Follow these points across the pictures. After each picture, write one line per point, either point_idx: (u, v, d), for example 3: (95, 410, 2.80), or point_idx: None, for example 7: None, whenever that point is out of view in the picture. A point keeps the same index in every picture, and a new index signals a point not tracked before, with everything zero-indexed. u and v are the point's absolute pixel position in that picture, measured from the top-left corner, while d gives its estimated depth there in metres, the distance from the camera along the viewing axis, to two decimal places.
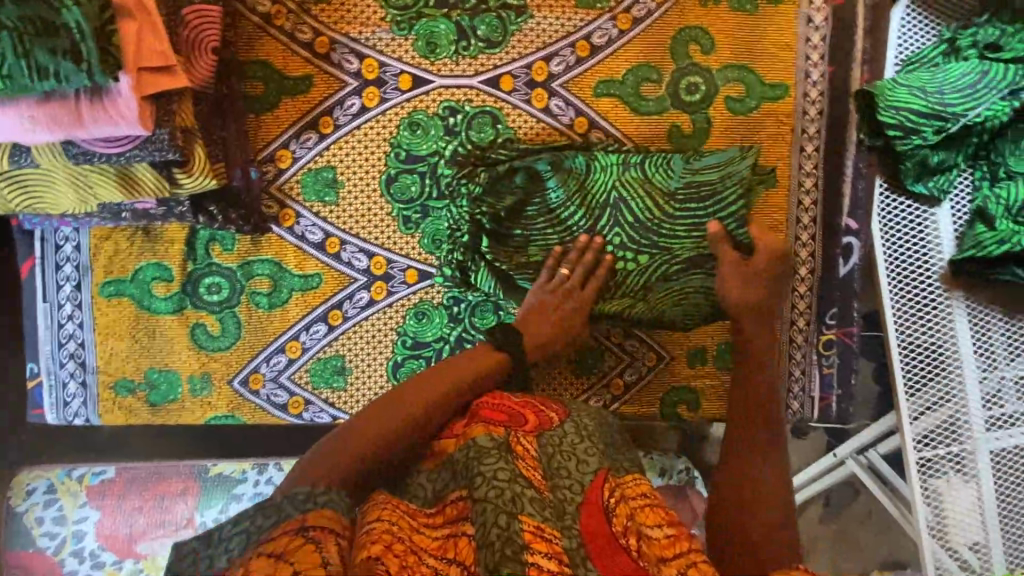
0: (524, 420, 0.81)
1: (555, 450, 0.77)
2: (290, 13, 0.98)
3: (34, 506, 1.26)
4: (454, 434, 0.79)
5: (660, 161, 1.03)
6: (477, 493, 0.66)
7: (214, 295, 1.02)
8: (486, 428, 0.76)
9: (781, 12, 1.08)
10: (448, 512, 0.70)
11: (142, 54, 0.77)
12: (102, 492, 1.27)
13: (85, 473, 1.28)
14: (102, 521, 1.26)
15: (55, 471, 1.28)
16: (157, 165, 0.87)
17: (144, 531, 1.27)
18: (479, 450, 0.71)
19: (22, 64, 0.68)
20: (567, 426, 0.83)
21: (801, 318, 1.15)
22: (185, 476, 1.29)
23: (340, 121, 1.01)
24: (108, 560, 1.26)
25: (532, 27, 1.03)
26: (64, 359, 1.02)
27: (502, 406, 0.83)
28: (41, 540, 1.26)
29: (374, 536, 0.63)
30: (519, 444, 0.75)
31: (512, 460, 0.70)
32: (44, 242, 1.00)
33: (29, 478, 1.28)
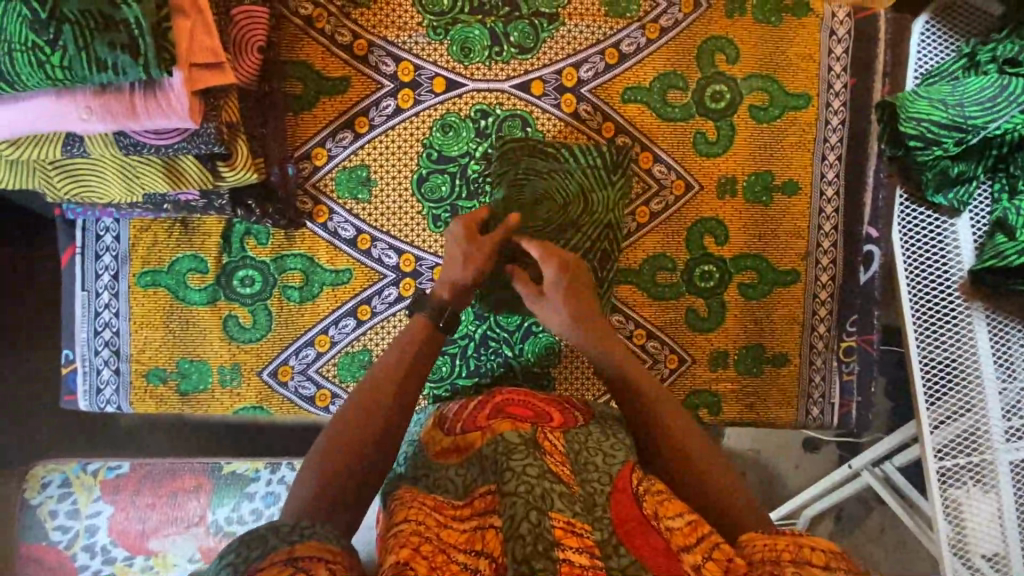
0: (550, 417, 0.82)
1: (581, 447, 0.77)
2: (331, 16, 1.02)
3: (48, 499, 1.26)
4: (478, 428, 0.80)
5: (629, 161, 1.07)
6: (507, 488, 0.67)
7: (247, 287, 1.04)
8: (513, 424, 0.77)
9: (805, 25, 1.11)
10: (476, 505, 0.72)
11: (194, 51, 0.80)
12: (117, 487, 1.28)
13: (100, 467, 1.29)
14: (115, 516, 1.26)
15: (71, 464, 1.29)
16: (201, 158, 0.89)
17: (156, 527, 1.26)
18: (507, 446, 0.72)
19: (83, 57, 0.71)
20: (592, 425, 0.84)
21: (822, 323, 1.16)
22: (199, 473, 1.30)
23: (375, 121, 1.04)
24: (120, 556, 1.25)
25: (563, 34, 1.06)
26: (98, 347, 1.04)
27: (529, 404, 0.85)
28: (54, 533, 1.25)
29: (402, 539, 0.65)
30: (547, 440, 0.75)
31: (541, 456, 0.72)
32: (85, 231, 1.03)
33: (44, 471, 1.28)
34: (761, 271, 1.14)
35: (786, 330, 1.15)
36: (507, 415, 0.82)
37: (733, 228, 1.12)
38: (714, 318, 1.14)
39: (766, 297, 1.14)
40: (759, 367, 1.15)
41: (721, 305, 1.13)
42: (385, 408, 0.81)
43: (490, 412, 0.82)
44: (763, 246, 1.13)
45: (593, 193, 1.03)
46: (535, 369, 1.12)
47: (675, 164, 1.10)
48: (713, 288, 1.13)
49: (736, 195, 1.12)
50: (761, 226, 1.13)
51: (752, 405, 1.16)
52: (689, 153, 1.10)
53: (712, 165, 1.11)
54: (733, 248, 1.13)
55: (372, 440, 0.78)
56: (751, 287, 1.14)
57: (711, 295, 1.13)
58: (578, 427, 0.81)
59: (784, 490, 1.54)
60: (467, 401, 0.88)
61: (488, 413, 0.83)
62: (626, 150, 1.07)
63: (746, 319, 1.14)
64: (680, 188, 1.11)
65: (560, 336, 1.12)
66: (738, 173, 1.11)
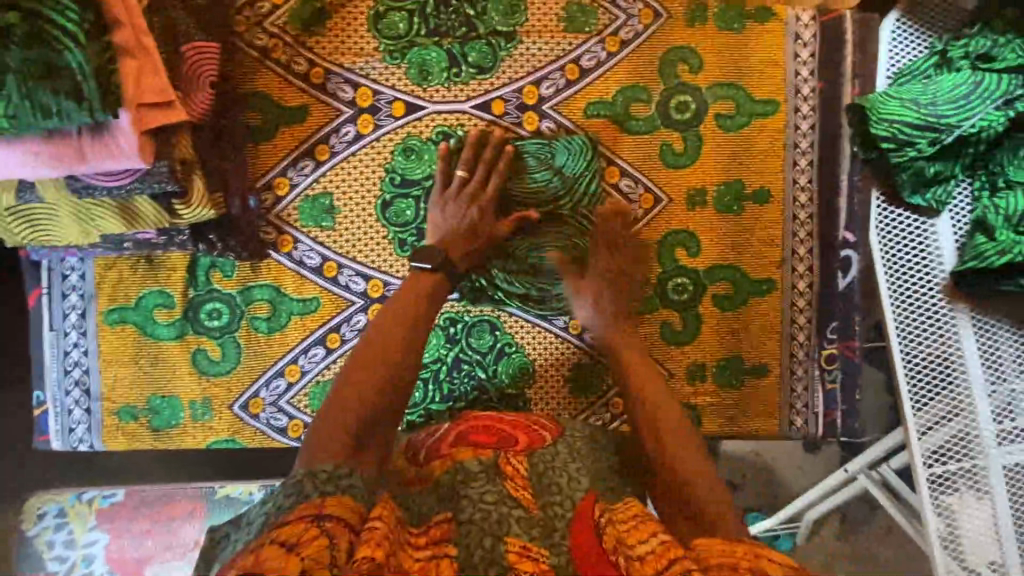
0: (514, 441, 0.81)
1: (547, 468, 0.77)
2: (287, 46, 1.01)
3: (45, 530, 1.26)
4: (441, 456, 0.79)
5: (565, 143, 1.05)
6: (463, 516, 0.68)
7: (214, 320, 1.03)
8: (475, 452, 0.77)
9: (769, 30, 1.08)
10: (432, 534, 0.67)
11: (142, 92, 0.81)
12: (112, 515, 1.27)
13: (94, 496, 1.28)
14: (109, 545, 1.26)
15: (66, 495, 1.28)
16: (156, 199, 0.89)
17: (151, 553, 1.27)
18: (467, 475, 0.73)
19: (28, 105, 0.72)
20: (559, 446, 0.82)
21: (801, 332, 1.14)
22: (193, 498, 1.29)
23: (336, 148, 1.04)
24: None
25: (522, 52, 1.05)
26: (69, 386, 1.03)
27: (494, 429, 0.85)
28: (50, 563, 1.25)
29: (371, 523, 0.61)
30: (508, 465, 0.75)
31: (500, 482, 0.72)
32: (51, 271, 1.02)
33: (39, 502, 1.28)
34: (736, 281, 1.12)
35: (765, 340, 1.13)
36: (471, 441, 0.82)
37: (706, 237, 1.10)
38: (689, 330, 1.12)
39: (742, 307, 1.12)
40: (739, 379, 1.13)
41: (697, 316, 1.11)
42: (395, 346, 0.82)
43: (452, 440, 0.83)
44: (737, 255, 1.11)
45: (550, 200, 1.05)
46: (510, 390, 1.10)
47: (642, 177, 1.08)
48: (688, 300, 1.11)
49: (707, 205, 1.10)
50: (735, 235, 1.11)
51: (734, 417, 1.14)
52: (655, 165, 1.08)
53: (681, 176, 1.09)
54: (706, 259, 1.11)
55: (387, 380, 0.79)
56: (727, 297, 1.12)
57: (686, 308, 1.11)
58: (543, 447, 0.80)
59: (783, 499, 1.51)
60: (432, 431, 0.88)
61: (451, 440, 0.83)
62: (587, 177, 1.06)
63: (723, 329, 1.12)
64: (648, 201, 1.09)
65: (534, 355, 1.11)
66: (708, 182, 1.09)
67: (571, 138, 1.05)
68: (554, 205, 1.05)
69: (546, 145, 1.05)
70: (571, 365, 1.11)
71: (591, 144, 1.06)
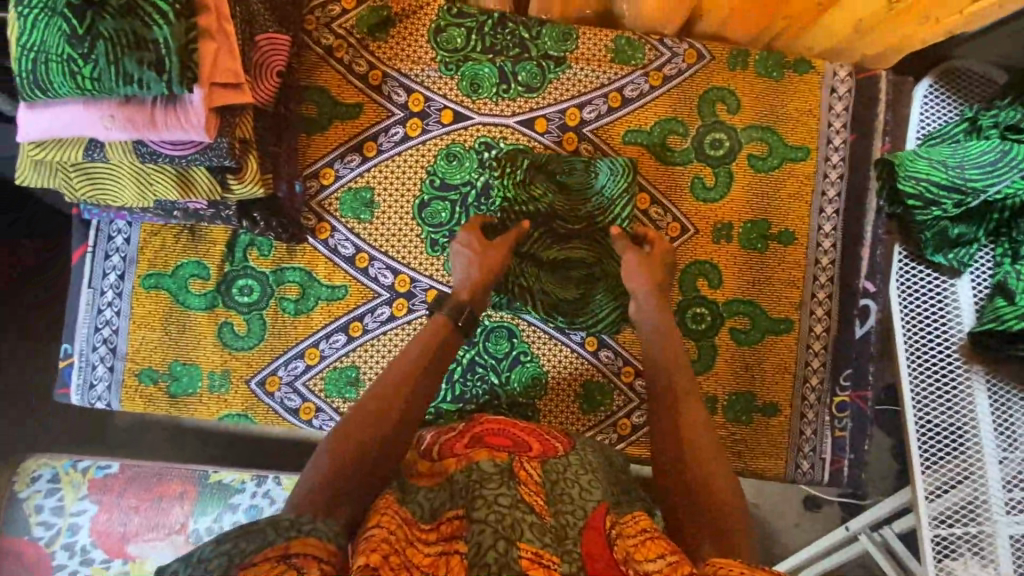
0: (529, 448, 0.84)
1: (558, 478, 0.78)
2: (350, 47, 1.08)
3: (36, 493, 1.27)
4: (454, 455, 0.81)
5: (607, 165, 1.07)
6: (476, 515, 0.66)
7: (245, 296, 1.06)
8: (490, 453, 0.78)
9: (807, 81, 1.13)
10: (442, 530, 0.70)
11: (216, 72, 0.86)
12: (104, 487, 1.28)
13: (90, 465, 1.30)
14: (98, 516, 1.26)
15: (62, 460, 1.30)
16: (213, 171, 0.93)
17: (137, 531, 1.26)
18: (481, 475, 0.72)
19: (111, 70, 0.79)
20: (571, 457, 0.84)
21: (814, 376, 1.14)
22: (185, 479, 1.30)
23: (383, 147, 1.09)
24: (98, 557, 1.25)
25: (569, 76, 1.10)
26: (97, 343, 1.05)
27: (509, 433, 0.87)
28: (36, 528, 1.26)
29: (372, 543, 0.64)
30: (522, 470, 0.76)
31: (515, 486, 0.71)
32: (99, 231, 1.06)
33: (36, 465, 1.29)
34: (754, 317, 1.13)
35: (777, 379, 1.14)
36: (485, 444, 0.84)
37: (729, 271, 1.13)
38: (704, 360, 1.13)
39: (759, 343, 1.13)
40: (749, 416, 1.14)
41: (713, 347, 1.13)
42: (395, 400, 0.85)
43: (467, 441, 0.84)
44: (757, 292, 1.13)
45: (580, 218, 1.07)
46: (520, 399, 1.11)
47: (672, 207, 1.12)
48: (705, 330, 1.13)
49: (732, 239, 1.13)
50: (757, 272, 1.13)
51: (741, 453, 1.14)
52: (685, 196, 1.12)
53: (710, 209, 1.12)
54: (727, 292, 1.13)
55: (385, 432, 0.82)
56: (744, 332, 1.13)
57: (703, 338, 1.13)
58: (556, 457, 0.81)
59: (779, 551, 1.48)
60: (444, 429, 0.90)
61: (466, 442, 0.84)
62: (620, 202, 1.07)
63: (737, 363, 1.13)
64: (675, 230, 1.12)
65: (548, 367, 1.12)
66: (735, 218, 1.13)
67: (613, 158, 1.07)
68: (589, 223, 1.07)
69: (586, 163, 1.07)
70: (583, 382, 1.12)
71: (630, 168, 1.06)
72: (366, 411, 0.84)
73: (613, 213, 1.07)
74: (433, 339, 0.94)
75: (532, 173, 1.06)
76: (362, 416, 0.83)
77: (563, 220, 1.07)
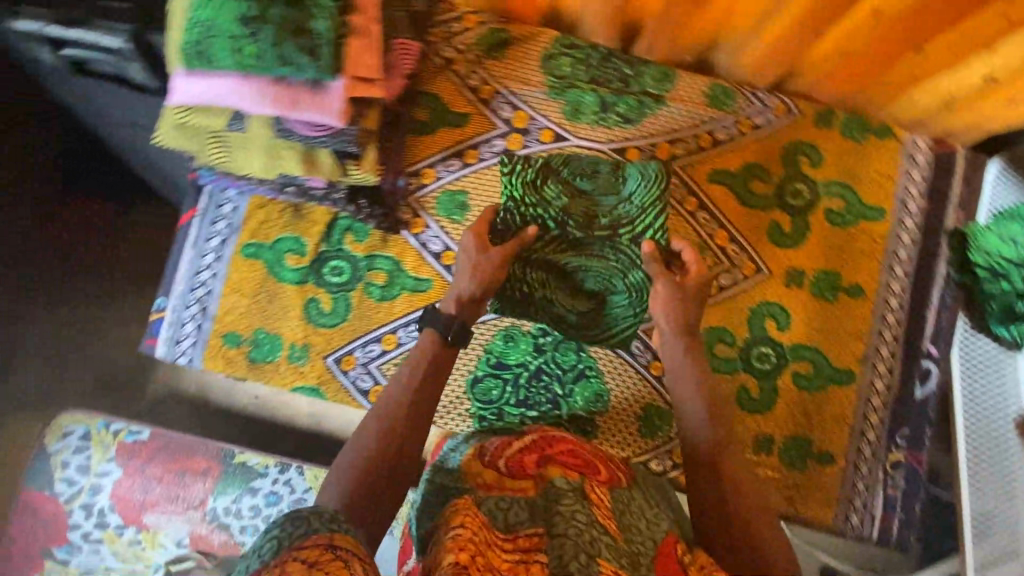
0: (596, 471, 0.85)
1: (626, 507, 0.81)
2: (468, 62, 1.16)
3: (65, 449, 1.31)
4: (528, 473, 0.83)
5: (635, 172, 1.04)
6: (556, 529, 0.69)
7: (335, 277, 1.12)
8: (564, 472, 0.81)
9: (887, 147, 1.19)
10: (521, 542, 0.69)
11: (358, 67, 0.94)
12: (132, 451, 1.31)
13: (121, 429, 1.34)
14: (121, 480, 1.30)
15: (96, 420, 1.34)
16: (336, 154, 1.00)
17: (155, 501, 1.29)
18: (558, 491, 0.75)
19: (273, 51, 0.88)
20: (635, 490, 0.86)
21: (871, 431, 1.15)
22: (211, 456, 1.32)
23: (483, 156, 1.16)
24: (113, 522, 1.28)
25: (665, 114, 1.17)
26: (190, 301, 1.11)
27: (578, 455, 0.88)
28: (60, 484, 1.29)
29: (459, 542, 0.64)
30: (595, 493, 0.79)
31: (589, 506, 0.75)
32: (210, 197, 1.11)
33: (69, 421, 1.33)
34: (817, 364, 1.16)
35: (834, 429, 1.15)
36: (556, 462, 0.85)
37: (797, 316, 1.16)
38: (765, 400, 1.15)
39: (819, 390, 1.15)
40: (804, 461, 1.15)
41: (774, 388, 1.15)
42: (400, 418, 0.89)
43: (539, 459, 0.86)
44: (822, 340, 1.16)
45: (603, 223, 1.04)
46: (581, 413, 1.14)
47: (749, 247, 1.16)
48: (768, 370, 1.15)
49: (803, 286, 1.17)
50: (823, 321, 1.16)
51: (792, 498, 1.15)
52: (763, 239, 1.16)
53: (785, 254, 1.17)
54: (793, 336, 1.16)
55: (395, 449, 0.86)
56: (807, 378, 1.15)
57: (765, 378, 1.15)
58: (623, 487, 0.84)
59: None
60: (506, 441, 0.92)
61: (536, 460, 0.86)
62: (650, 214, 1.04)
63: (797, 408, 1.15)
64: (749, 269, 1.16)
65: (613, 387, 1.14)
66: (807, 266, 1.17)
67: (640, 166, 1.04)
68: (612, 232, 1.04)
69: (615, 170, 1.05)
70: (644, 405, 1.14)
71: (656, 178, 1.04)
72: (375, 429, 0.87)
73: (641, 223, 1.03)
74: (436, 359, 0.97)
75: (559, 175, 1.05)
76: (375, 433, 0.86)
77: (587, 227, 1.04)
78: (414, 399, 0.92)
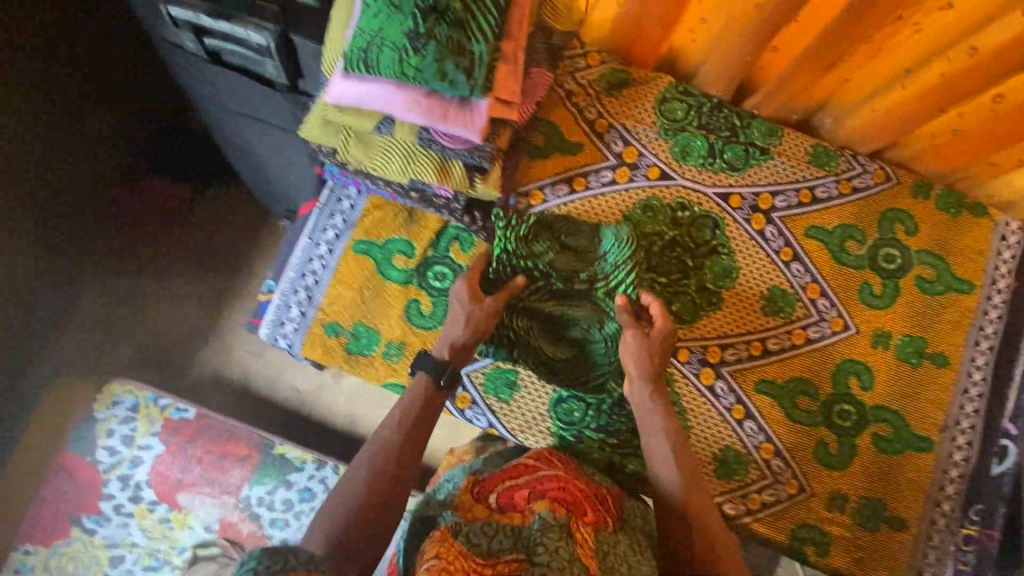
0: (584, 510, 0.89)
1: (611, 549, 0.85)
2: (588, 96, 1.22)
3: (113, 418, 1.41)
4: (517, 507, 0.88)
5: (612, 233, 1.11)
6: (538, 559, 0.77)
7: (438, 281, 1.15)
8: (552, 505, 0.86)
9: (978, 225, 1.20)
10: (501, 568, 0.76)
11: (501, 89, 0.99)
12: (176, 429, 1.41)
13: (169, 406, 1.43)
14: (161, 456, 1.39)
15: (146, 393, 1.44)
16: (467, 168, 1.06)
17: (191, 481, 1.39)
18: (545, 523, 0.81)
19: (433, 66, 0.92)
20: (622, 533, 0.90)
21: (947, 502, 1.16)
22: (252, 444, 1.42)
23: (591, 185, 1.21)
24: (148, 497, 1.38)
25: (768, 166, 1.21)
26: (299, 287, 1.15)
27: (569, 489, 0.92)
28: (102, 451, 1.39)
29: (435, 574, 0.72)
30: (580, 531, 0.84)
31: (571, 542, 0.81)
32: (332, 194, 1.19)
33: (120, 391, 1.43)
34: (896, 427, 1.17)
35: (907, 494, 1.16)
36: (548, 496, 0.89)
37: (880, 378, 1.18)
38: (842, 457, 1.17)
39: (897, 454, 1.17)
40: (877, 523, 1.17)
41: (852, 446, 1.17)
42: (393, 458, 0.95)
43: (530, 493, 0.90)
44: (903, 404, 1.18)
45: (582, 282, 1.10)
46: None
47: (839, 304, 1.19)
48: (849, 427, 1.17)
49: (888, 349, 1.19)
50: (904, 386, 1.18)
51: (860, 559, 1.17)
52: (852, 298, 1.20)
53: (872, 315, 1.19)
54: (875, 397, 1.18)
55: (388, 488, 0.93)
56: (885, 440, 1.17)
57: (845, 434, 1.17)
58: (609, 531, 0.87)
59: None
60: (499, 471, 0.96)
61: (527, 494, 0.90)
62: (623, 271, 1.09)
63: (875, 470, 1.17)
64: (837, 325, 1.19)
65: (693, 424, 1.18)
66: (894, 329, 1.19)
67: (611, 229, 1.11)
68: (590, 286, 1.10)
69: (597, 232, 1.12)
70: (723, 446, 1.17)
71: (628, 240, 1.10)
72: (369, 468, 0.94)
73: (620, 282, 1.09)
74: (430, 399, 1.03)
75: (546, 233, 1.12)
76: (371, 474, 0.93)
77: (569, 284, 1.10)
78: (408, 438, 0.97)
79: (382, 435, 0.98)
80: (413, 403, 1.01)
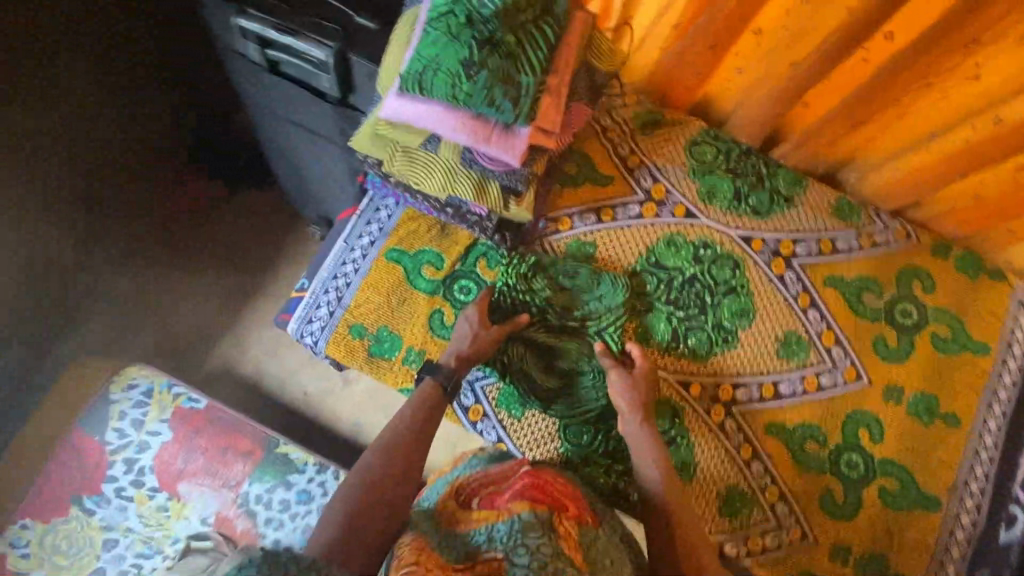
0: (565, 508, 0.93)
1: (592, 542, 0.90)
2: (621, 133, 1.28)
3: (126, 400, 1.43)
4: (495, 508, 0.90)
5: (609, 280, 1.20)
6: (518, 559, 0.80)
7: (462, 294, 1.19)
8: (531, 506, 0.89)
9: (998, 289, 1.23)
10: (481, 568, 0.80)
11: (542, 119, 1.05)
12: (186, 417, 1.44)
13: (182, 394, 1.46)
14: (168, 443, 1.41)
15: (162, 380, 1.47)
16: (503, 189, 1.11)
17: (193, 472, 1.40)
18: (523, 525, 0.85)
19: (483, 92, 0.99)
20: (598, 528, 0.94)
21: (952, 565, 1.15)
22: (257, 440, 1.44)
23: (618, 216, 1.25)
24: (149, 484, 1.38)
25: (792, 214, 1.24)
26: (330, 287, 1.20)
27: (547, 492, 0.94)
28: (110, 433, 1.41)
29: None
30: (562, 527, 0.88)
31: (553, 539, 0.85)
32: (370, 203, 1.25)
33: (136, 375, 1.47)
34: (904, 482, 1.17)
35: (912, 552, 1.15)
36: (526, 496, 0.92)
37: (890, 431, 1.19)
38: (848, 509, 1.17)
39: (904, 511, 1.16)
40: None
41: (858, 498, 1.17)
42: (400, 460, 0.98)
43: (509, 495, 0.92)
44: (912, 460, 1.18)
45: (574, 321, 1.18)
46: None
47: (853, 354, 1.21)
48: (856, 479, 1.17)
49: (899, 403, 1.20)
50: (914, 442, 1.18)
51: None
52: (867, 350, 1.21)
53: (885, 369, 1.21)
54: (885, 451, 1.18)
55: (394, 489, 0.94)
56: (892, 495, 1.17)
57: (853, 486, 1.17)
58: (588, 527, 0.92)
59: None
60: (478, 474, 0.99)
61: (505, 496, 0.93)
62: (615, 314, 1.19)
63: (880, 526, 1.16)
64: (850, 374, 1.20)
65: (700, 459, 1.18)
66: (907, 385, 1.20)
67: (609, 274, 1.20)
68: (583, 324, 1.18)
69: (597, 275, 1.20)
70: (727, 485, 1.18)
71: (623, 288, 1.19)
72: (376, 468, 0.96)
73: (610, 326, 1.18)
74: (436, 408, 1.07)
75: (548, 271, 1.20)
76: (378, 475, 0.95)
77: (564, 320, 1.18)
78: (414, 442, 1.01)
79: (387, 438, 1.00)
80: (421, 410, 1.05)
